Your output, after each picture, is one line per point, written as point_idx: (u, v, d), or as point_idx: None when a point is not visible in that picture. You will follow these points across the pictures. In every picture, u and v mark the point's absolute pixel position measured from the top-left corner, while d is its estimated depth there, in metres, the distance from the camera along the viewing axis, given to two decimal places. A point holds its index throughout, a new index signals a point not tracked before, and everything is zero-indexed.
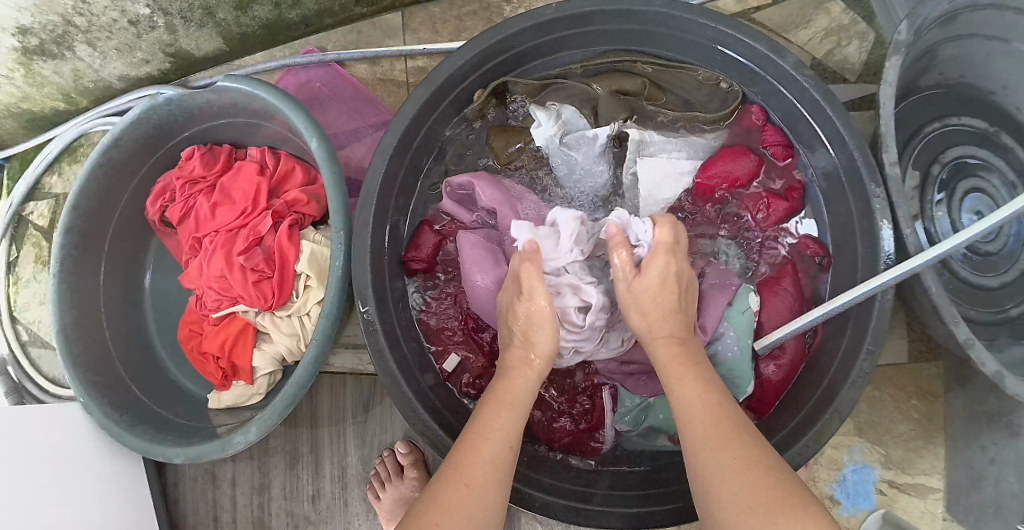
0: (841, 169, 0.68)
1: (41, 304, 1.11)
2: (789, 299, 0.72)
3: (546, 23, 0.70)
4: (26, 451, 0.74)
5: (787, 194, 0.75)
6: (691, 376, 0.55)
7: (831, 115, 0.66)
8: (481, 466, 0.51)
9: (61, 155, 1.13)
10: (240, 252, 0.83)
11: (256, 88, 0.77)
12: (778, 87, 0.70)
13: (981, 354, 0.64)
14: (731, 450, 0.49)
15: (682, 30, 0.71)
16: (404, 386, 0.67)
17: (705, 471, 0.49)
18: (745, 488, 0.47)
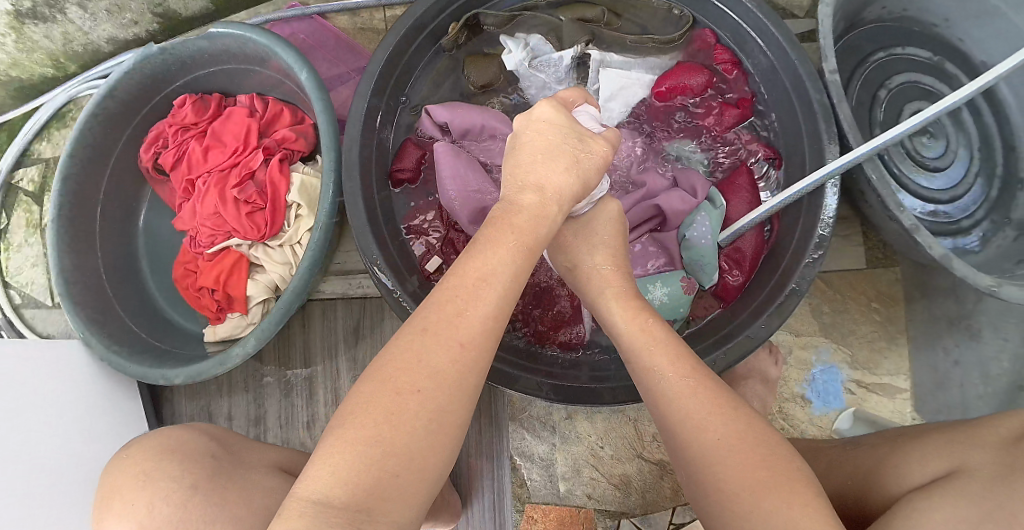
0: (785, 78, 0.75)
1: (35, 266, 1.11)
2: (742, 196, 0.78)
3: None
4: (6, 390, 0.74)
5: (738, 103, 0.81)
6: (664, 341, 0.55)
7: (777, 36, 0.73)
8: (473, 322, 0.48)
9: (51, 121, 1.13)
10: (233, 186, 0.87)
11: (249, 31, 0.81)
12: (721, 9, 0.78)
13: (929, 239, 0.73)
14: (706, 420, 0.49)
15: None
16: (376, 258, 0.69)
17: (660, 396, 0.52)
18: (718, 431, 0.48)
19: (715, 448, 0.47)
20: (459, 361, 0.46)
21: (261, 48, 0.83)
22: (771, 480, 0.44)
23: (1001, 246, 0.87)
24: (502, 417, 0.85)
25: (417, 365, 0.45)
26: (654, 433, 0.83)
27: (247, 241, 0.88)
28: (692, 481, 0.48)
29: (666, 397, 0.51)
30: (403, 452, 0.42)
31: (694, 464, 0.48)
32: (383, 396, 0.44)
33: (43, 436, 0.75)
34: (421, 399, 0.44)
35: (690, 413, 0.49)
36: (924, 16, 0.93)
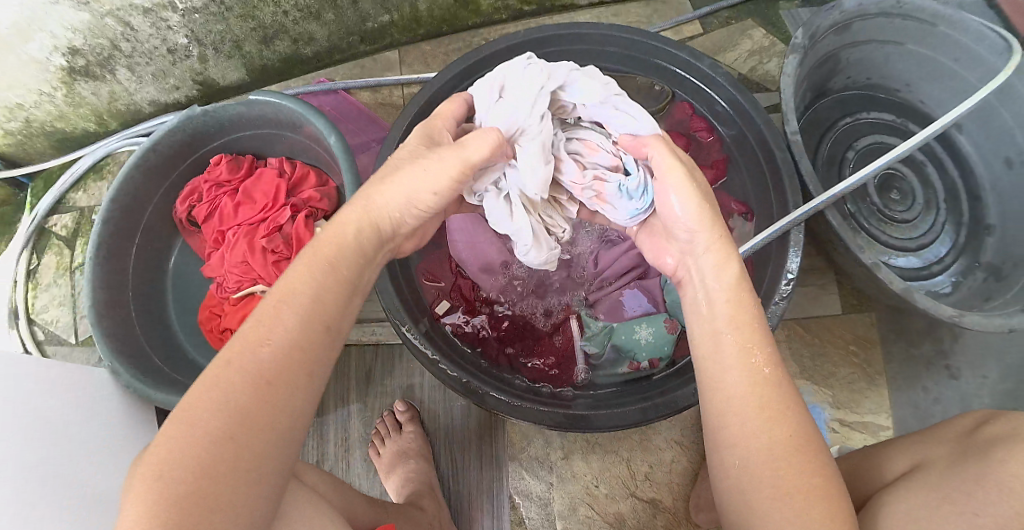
0: (755, 143, 0.86)
1: (60, 304, 1.17)
2: None
3: (512, 46, 0.86)
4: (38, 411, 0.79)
5: (713, 164, 0.93)
6: (753, 323, 0.54)
7: (749, 110, 0.85)
8: (265, 351, 0.48)
9: (88, 172, 1.22)
10: (262, 237, 0.95)
11: (285, 100, 0.91)
12: (700, 85, 0.89)
13: (887, 275, 0.84)
14: (776, 431, 0.49)
15: (625, 45, 0.89)
16: (393, 297, 0.76)
17: (732, 395, 0.51)
18: (786, 438, 0.49)
19: (794, 452, 0.48)
20: (267, 399, 0.47)
21: (293, 114, 0.93)
22: (830, 498, 0.47)
23: (971, 288, 0.94)
24: (504, 455, 0.90)
25: (219, 405, 0.45)
26: (648, 470, 0.88)
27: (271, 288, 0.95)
28: (744, 466, 0.49)
29: (746, 378, 0.51)
30: (219, 503, 0.44)
31: (756, 453, 0.49)
32: (195, 447, 0.44)
33: (64, 463, 0.80)
34: (235, 446, 0.45)
35: (781, 406, 0.50)
36: (886, 83, 1.05)
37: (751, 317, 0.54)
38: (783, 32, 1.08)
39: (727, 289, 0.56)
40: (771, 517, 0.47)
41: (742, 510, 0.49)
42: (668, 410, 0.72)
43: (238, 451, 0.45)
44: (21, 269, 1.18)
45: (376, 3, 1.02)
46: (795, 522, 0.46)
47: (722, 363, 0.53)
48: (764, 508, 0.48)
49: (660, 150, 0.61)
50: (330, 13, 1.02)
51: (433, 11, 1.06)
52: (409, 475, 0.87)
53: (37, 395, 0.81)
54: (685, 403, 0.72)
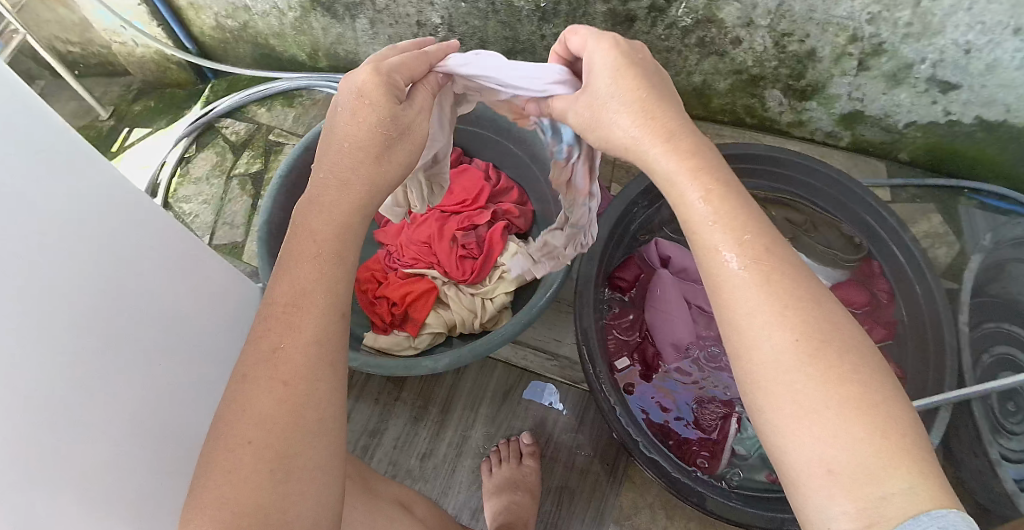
0: (928, 319, 0.95)
1: (201, 200, 1.14)
2: None
3: (752, 157, 1.00)
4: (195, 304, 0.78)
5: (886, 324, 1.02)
6: (742, 216, 0.49)
7: (930, 285, 0.94)
8: (300, 355, 0.52)
9: (279, 95, 1.20)
10: (455, 228, 0.97)
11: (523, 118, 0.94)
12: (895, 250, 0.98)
13: None
14: (795, 331, 0.44)
15: (846, 193, 1.00)
16: (591, 334, 0.84)
17: (747, 298, 0.46)
18: (801, 336, 0.44)
19: (820, 361, 0.43)
20: (291, 402, 0.50)
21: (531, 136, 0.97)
22: (867, 406, 0.42)
23: None
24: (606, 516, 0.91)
25: (251, 417, 0.50)
26: None
27: (445, 278, 0.96)
28: (759, 379, 0.44)
29: (730, 291, 0.47)
30: (255, 509, 0.47)
31: (769, 364, 0.44)
32: (250, 449, 0.49)
33: (206, 373, 0.79)
34: (253, 451, 0.48)
35: (773, 313, 0.45)
36: None
37: (737, 214, 0.49)
38: (956, 224, 1.17)
39: (719, 211, 0.49)
40: (809, 434, 0.42)
41: (778, 435, 0.44)
42: (794, 529, 0.76)
43: (283, 454, 0.49)
44: (175, 154, 1.17)
45: None
46: (832, 439, 0.41)
47: (714, 259, 0.48)
48: (795, 427, 0.43)
49: (600, 50, 0.58)
50: None
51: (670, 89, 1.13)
52: (513, 505, 0.86)
53: (199, 302, 0.81)
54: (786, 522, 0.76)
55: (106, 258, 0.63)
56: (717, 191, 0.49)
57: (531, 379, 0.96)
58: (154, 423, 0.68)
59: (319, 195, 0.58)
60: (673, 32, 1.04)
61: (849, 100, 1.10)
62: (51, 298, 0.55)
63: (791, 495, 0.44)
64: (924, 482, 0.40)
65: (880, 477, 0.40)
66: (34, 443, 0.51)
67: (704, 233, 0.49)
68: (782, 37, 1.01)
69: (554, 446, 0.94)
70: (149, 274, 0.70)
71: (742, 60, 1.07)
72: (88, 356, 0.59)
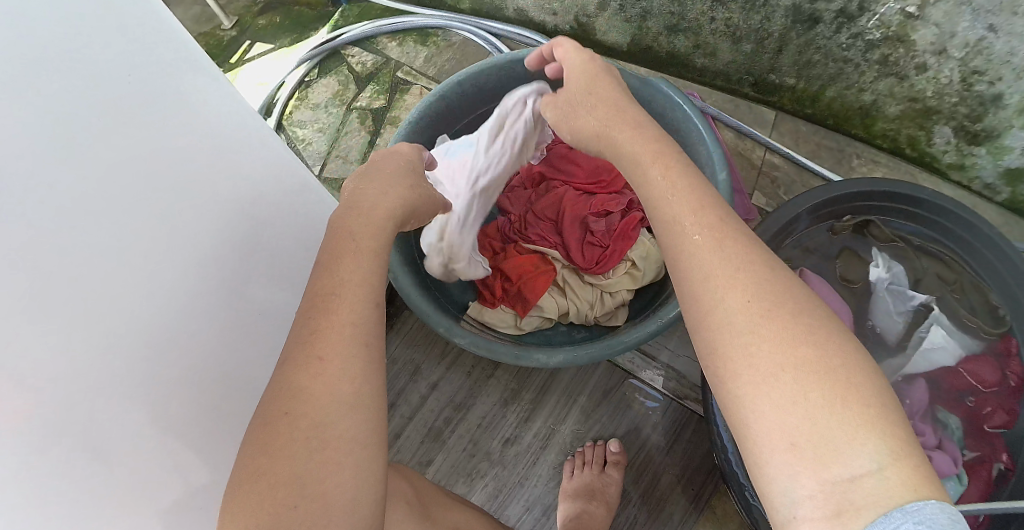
0: None
1: (318, 130, 1.08)
2: (977, 484, 0.88)
3: (914, 199, 0.89)
4: (295, 256, 0.73)
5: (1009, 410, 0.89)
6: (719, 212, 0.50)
7: None
8: (339, 334, 0.48)
9: (414, 31, 1.13)
10: (590, 213, 0.91)
11: (692, 112, 0.89)
12: None
13: None
14: (760, 299, 0.44)
15: (1004, 265, 0.84)
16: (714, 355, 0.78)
17: (708, 271, 0.46)
18: (752, 298, 0.44)
19: (794, 330, 0.42)
20: (322, 374, 0.47)
21: (693, 134, 0.90)
22: (823, 372, 0.41)
23: None
24: None
25: (327, 400, 0.46)
26: None
27: (566, 263, 0.91)
28: (718, 350, 0.44)
29: (692, 255, 0.47)
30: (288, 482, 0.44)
31: (729, 331, 0.44)
32: (317, 437, 0.45)
33: None
34: (323, 418, 0.45)
35: (724, 277, 0.45)
36: None
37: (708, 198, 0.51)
38: None
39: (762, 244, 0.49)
40: (765, 403, 0.41)
41: (737, 405, 0.42)
42: None
43: (323, 428, 0.45)
44: (298, 77, 1.11)
45: (795, 65, 1.00)
46: (789, 406, 0.40)
47: (673, 239, 0.50)
48: (752, 394, 0.41)
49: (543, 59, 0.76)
50: (750, 46, 1.00)
51: (833, 103, 1.04)
52: (585, 516, 0.81)
53: (304, 261, 0.74)
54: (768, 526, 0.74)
55: (203, 211, 0.55)
56: None
57: (633, 385, 0.91)
58: (224, 384, 0.63)
59: (366, 221, 0.56)
60: (856, 43, 0.91)
61: (1022, 155, 0.94)
62: (143, 251, 0.50)
63: (758, 485, 0.42)
64: (892, 466, 0.38)
65: (840, 450, 0.38)
66: (103, 389, 0.48)
67: (678, 215, 0.50)
68: (972, 74, 0.86)
69: (643, 460, 0.89)
70: (256, 223, 0.64)
71: (922, 89, 0.93)
72: (168, 314, 0.54)
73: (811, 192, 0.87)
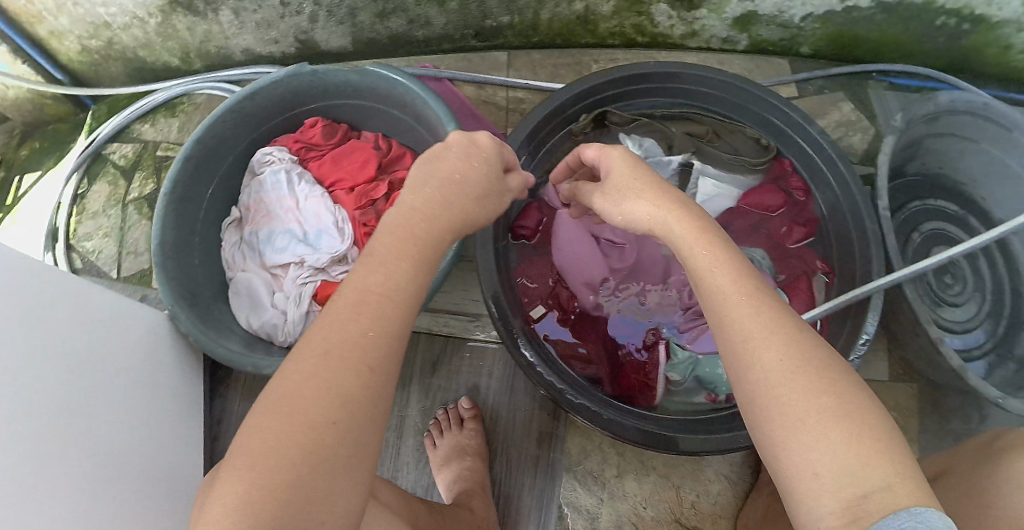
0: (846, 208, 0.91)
1: (105, 235, 1.13)
2: (801, 298, 0.92)
3: (642, 75, 0.91)
4: (103, 341, 0.77)
5: (805, 223, 0.96)
6: (725, 255, 0.54)
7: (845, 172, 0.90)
8: None
9: (160, 107, 1.17)
10: (357, 209, 0.95)
11: (404, 79, 0.91)
12: (810, 147, 0.93)
13: (950, 351, 0.87)
14: (789, 352, 0.48)
15: (742, 96, 0.93)
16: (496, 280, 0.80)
17: (744, 337, 0.49)
18: (794, 360, 0.47)
19: (826, 377, 0.47)
20: None
21: (416, 99, 0.92)
22: (849, 419, 0.44)
23: (1003, 377, 1.02)
24: (557, 463, 0.91)
25: None
26: (693, 499, 0.91)
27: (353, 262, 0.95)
28: (763, 409, 0.47)
29: (732, 320, 0.50)
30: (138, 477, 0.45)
31: (779, 390, 0.47)
32: None
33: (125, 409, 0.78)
34: None
35: (766, 337, 0.49)
36: (954, 174, 1.12)
37: (718, 250, 0.55)
38: (868, 108, 1.14)
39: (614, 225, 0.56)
40: (812, 452, 0.44)
41: (773, 448, 0.46)
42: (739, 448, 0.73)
43: None
44: (69, 192, 1.14)
45: (501, 3, 1.01)
46: (813, 445, 0.44)
47: (705, 295, 0.53)
48: (787, 439, 0.45)
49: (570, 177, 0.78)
50: (454, 2, 1.01)
51: (552, 24, 1.07)
52: (463, 472, 0.86)
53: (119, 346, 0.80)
54: (684, 450, 0.74)
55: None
56: (716, 246, 0.55)
57: (457, 344, 0.95)
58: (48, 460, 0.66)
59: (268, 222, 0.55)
60: None
61: (740, 2, 1.02)
62: None
63: (787, 504, 0.46)
64: (899, 481, 0.42)
65: (854, 473, 0.42)
66: None
67: (714, 281, 0.53)
68: None
69: (492, 409, 0.94)
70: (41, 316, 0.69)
71: None
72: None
73: (532, 109, 0.87)
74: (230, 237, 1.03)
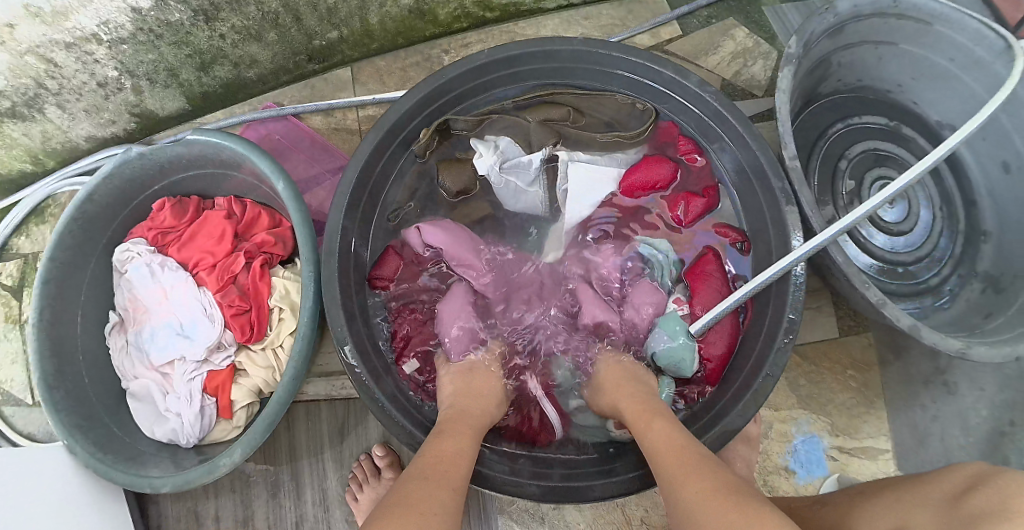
0: (746, 163, 0.82)
1: (13, 363, 1.08)
2: (713, 284, 0.83)
3: (479, 67, 0.81)
4: None
5: (704, 191, 0.88)
6: (666, 426, 0.63)
7: (738, 128, 0.80)
8: None
9: (28, 216, 1.12)
10: (217, 291, 0.88)
11: (225, 140, 0.83)
12: (684, 103, 0.84)
13: (894, 311, 0.80)
14: (697, 485, 0.54)
15: (597, 63, 0.84)
16: (349, 348, 0.74)
17: (696, 472, 0.56)
18: (697, 486, 0.54)
19: (733, 492, 0.52)
20: None
21: (241, 155, 0.84)
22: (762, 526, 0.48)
23: (969, 299, 0.99)
24: (490, 504, 0.86)
25: None
26: (642, 515, 0.85)
27: (229, 347, 0.88)
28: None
29: (671, 472, 0.57)
30: None
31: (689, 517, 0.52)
32: None
33: None
34: None
35: (680, 477, 0.56)
36: (878, 84, 1.05)
37: (665, 423, 0.64)
38: (765, 29, 1.03)
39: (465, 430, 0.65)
40: None
41: None
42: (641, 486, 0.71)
43: None
44: None
45: (321, 20, 0.92)
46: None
47: (652, 449, 0.61)
48: None
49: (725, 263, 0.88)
50: (271, 33, 0.92)
51: (386, 24, 0.96)
52: None
53: None
54: (633, 487, 0.71)
55: None
56: (660, 419, 0.65)
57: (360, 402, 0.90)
58: None
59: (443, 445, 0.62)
60: None
61: None
62: None
63: None
64: None
65: None
66: None
67: (653, 441, 0.62)
68: None
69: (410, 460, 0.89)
70: None
71: None
72: None
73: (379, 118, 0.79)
74: (116, 342, 0.95)
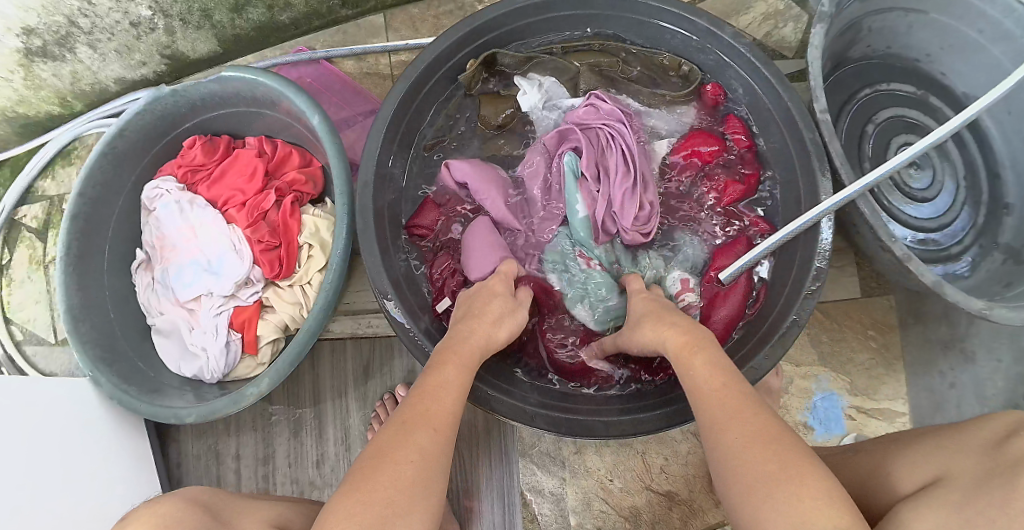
0: (776, 114, 0.81)
1: (37, 302, 1.07)
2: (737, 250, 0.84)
3: (517, 10, 0.82)
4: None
5: (746, 176, 0.86)
6: (711, 357, 0.59)
7: (770, 78, 0.79)
8: None
9: (55, 157, 1.12)
10: (246, 227, 0.89)
11: (260, 75, 0.83)
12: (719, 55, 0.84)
13: (918, 267, 0.78)
14: (748, 423, 0.52)
15: (635, 11, 0.84)
16: (383, 281, 0.75)
17: (741, 413, 0.54)
18: (747, 427, 0.52)
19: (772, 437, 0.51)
20: None
21: (277, 92, 0.84)
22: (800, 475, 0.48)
23: (991, 269, 0.94)
24: (512, 447, 0.87)
25: None
26: (662, 463, 0.86)
27: (255, 282, 0.89)
28: (723, 466, 0.52)
29: (712, 402, 0.55)
30: None
31: (733, 446, 0.52)
32: None
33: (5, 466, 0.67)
34: None
35: (725, 417, 0.54)
36: (907, 52, 1.02)
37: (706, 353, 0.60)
38: None
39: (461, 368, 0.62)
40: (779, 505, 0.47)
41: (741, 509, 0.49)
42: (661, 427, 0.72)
43: None
44: None
45: None
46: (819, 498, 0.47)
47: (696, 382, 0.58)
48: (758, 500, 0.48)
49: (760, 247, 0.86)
50: None
51: None
52: None
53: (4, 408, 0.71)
54: (646, 428, 0.72)
55: None
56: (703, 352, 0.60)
57: (385, 342, 0.91)
58: None
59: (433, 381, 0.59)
60: None
61: None
62: None
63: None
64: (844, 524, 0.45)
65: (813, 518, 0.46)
66: None
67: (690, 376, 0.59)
68: None
69: None
70: None
71: None
72: None
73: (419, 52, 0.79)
74: (142, 279, 0.96)
